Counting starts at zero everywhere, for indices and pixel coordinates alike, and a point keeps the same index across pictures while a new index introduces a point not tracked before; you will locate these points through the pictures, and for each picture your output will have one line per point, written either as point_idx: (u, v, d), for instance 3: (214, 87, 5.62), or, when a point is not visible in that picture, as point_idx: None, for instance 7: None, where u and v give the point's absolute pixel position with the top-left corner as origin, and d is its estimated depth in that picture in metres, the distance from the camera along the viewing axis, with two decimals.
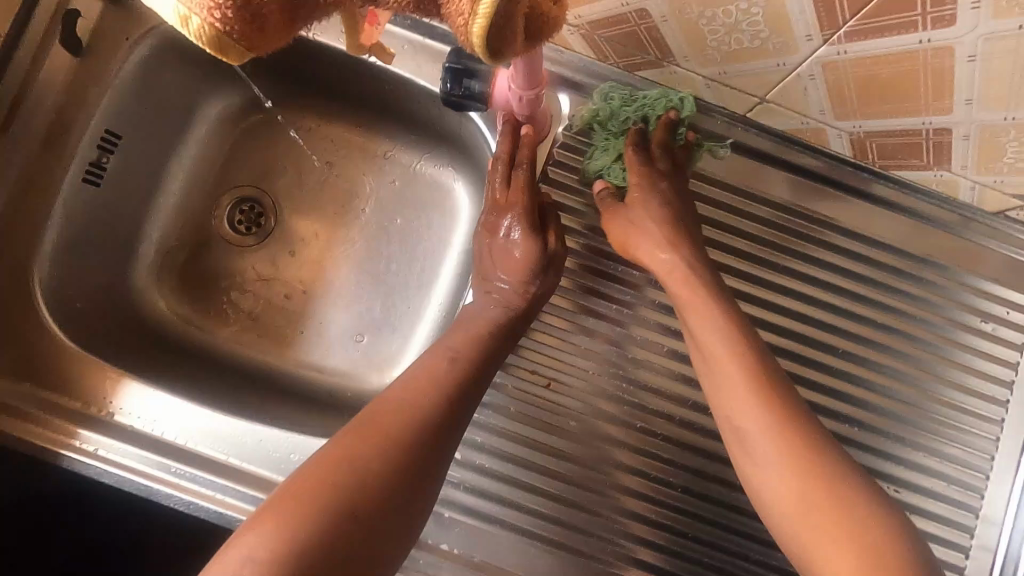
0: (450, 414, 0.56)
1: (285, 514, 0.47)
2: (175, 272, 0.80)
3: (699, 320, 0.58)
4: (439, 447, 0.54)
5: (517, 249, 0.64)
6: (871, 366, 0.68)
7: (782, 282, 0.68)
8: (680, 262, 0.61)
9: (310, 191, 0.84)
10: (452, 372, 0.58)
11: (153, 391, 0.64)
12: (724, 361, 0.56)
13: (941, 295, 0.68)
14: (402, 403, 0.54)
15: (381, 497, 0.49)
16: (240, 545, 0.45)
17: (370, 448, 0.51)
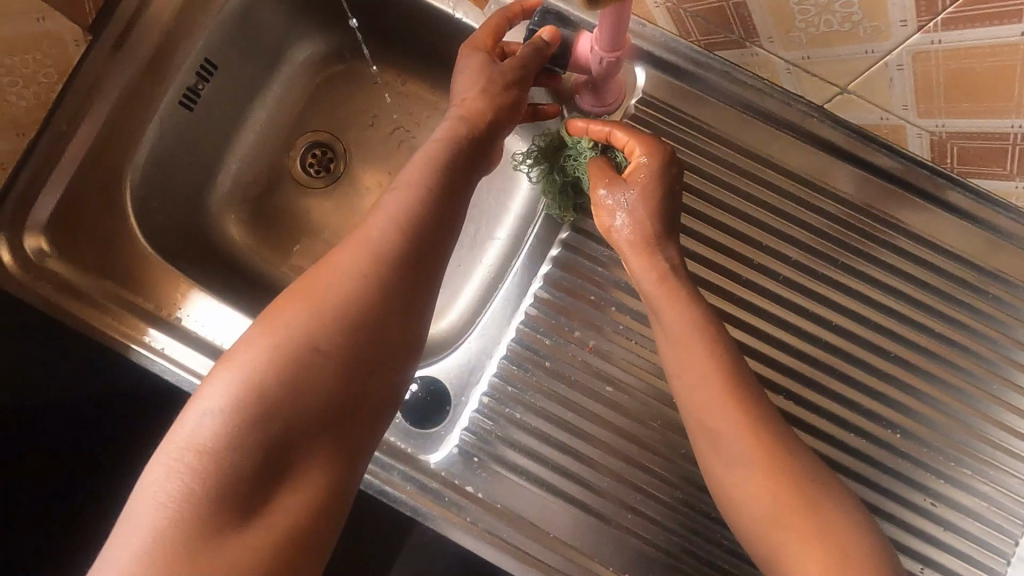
0: (430, 248, 0.53)
1: (277, 333, 0.47)
2: (245, 201, 0.84)
3: (678, 327, 0.56)
4: (422, 283, 0.52)
5: (475, 63, 0.63)
6: (922, 374, 0.66)
7: (839, 278, 0.68)
8: (659, 264, 0.59)
9: (379, 142, 0.87)
10: (435, 202, 0.54)
11: (216, 303, 0.69)
12: (702, 377, 0.53)
13: (1003, 311, 0.66)
14: (383, 222, 0.52)
15: (362, 336, 0.48)
16: (233, 362, 0.46)
17: (341, 288, 0.49)
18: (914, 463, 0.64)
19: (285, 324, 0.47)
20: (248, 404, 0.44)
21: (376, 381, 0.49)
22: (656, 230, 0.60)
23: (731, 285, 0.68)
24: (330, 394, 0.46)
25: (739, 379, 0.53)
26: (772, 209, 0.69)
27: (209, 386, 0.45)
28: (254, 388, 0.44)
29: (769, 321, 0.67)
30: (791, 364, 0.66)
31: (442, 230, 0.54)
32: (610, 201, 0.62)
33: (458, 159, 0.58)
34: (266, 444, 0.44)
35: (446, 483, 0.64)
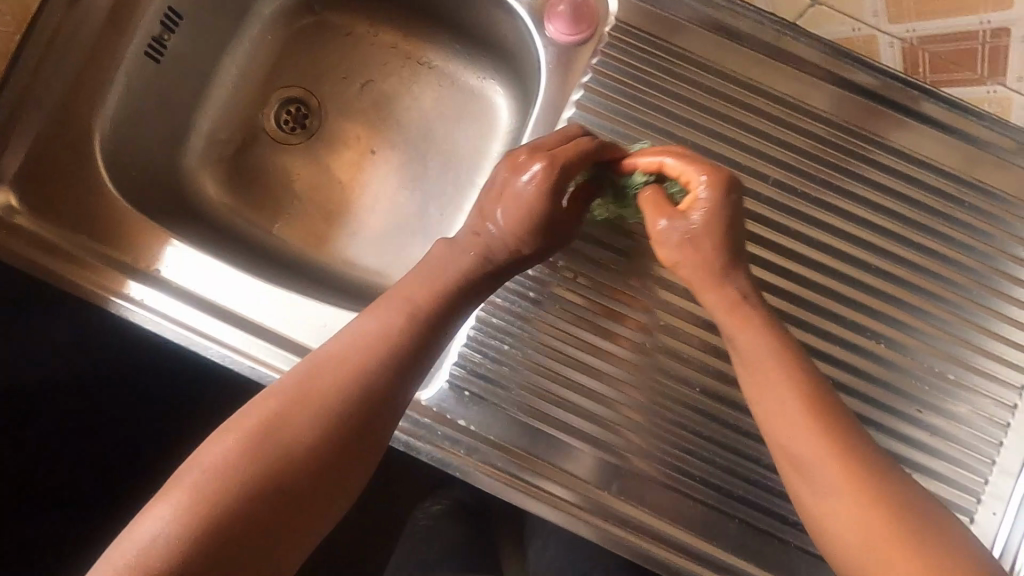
0: (397, 368, 0.53)
1: (217, 467, 0.47)
2: (220, 161, 0.83)
3: (752, 355, 0.54)
4: (371, 430, 0.51)
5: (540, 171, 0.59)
6: (903, 285, 0.66)
7: (819, 195, 0.68)
8: (729, 295, 0.56)
9: (354, 95, 0.86)
10: (396, 343, 0.54)
11: (197, 253, 0.67)
12: (784, 399, 0.52)
13: (982, 220, 0.68)
14: (341, 356, 0.53)
15: (307, 456, 0.48)
16: (171, 495, 0.46)
17: (297, 409, 0.50)
18: (900, 372, 0.65)
19: (225, 459, 0.47)
20: (193, 520, 0.44)
21: (307, 521, 0.48)
22: (722, 265, 0.57)
23: None
24: (269, 517, 0.46)
25: (828, 407, 0.51)
26: (753, 131, 0.68)
27: (164, 498, 0.46)
28: (199, 509, 0.45)
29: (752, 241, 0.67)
30: (775, 282, 0.66)
31: (414, 350, 0.54)
32: (677, 227, 0.57)
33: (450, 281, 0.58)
34: (204, 558, 0.44)
35: (440, 418, 0.64)
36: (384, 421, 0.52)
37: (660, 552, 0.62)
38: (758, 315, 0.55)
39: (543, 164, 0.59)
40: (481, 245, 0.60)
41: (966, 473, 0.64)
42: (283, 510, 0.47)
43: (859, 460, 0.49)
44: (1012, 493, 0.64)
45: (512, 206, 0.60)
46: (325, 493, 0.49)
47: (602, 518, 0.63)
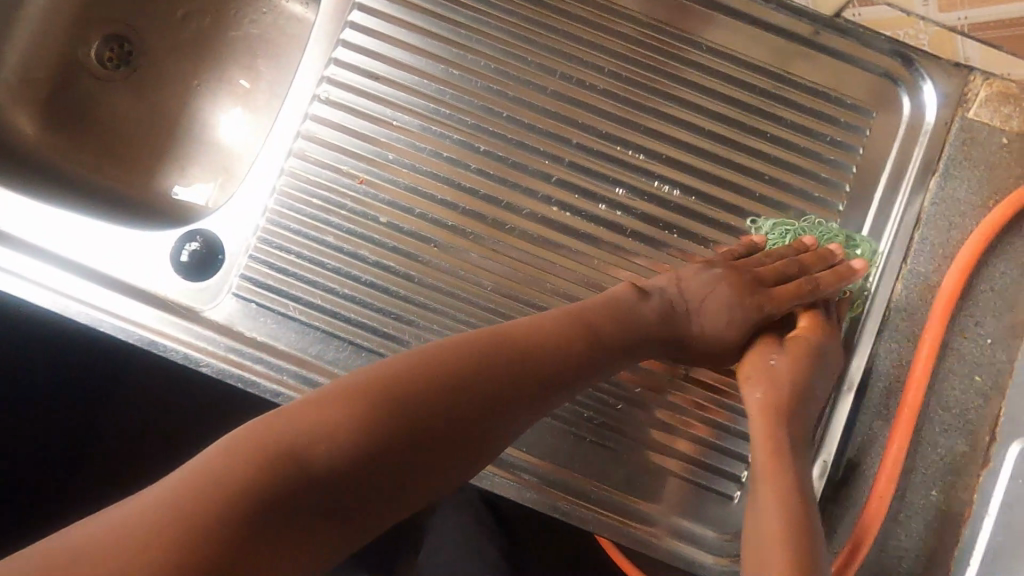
0: (520, 410, 0.48)
1: (359, 404, 0.43)
2: (39, 100, 0.81)
3: (774, 462, 0.49)
4: (482, 437, 0.46)
5: (721, 273, 0.56)
6: (701, 176, 0.64)
7: (613, 87, 0.65)
8: (782, 418, 0.51)
9: (177, 30, 0.84)
10: (569, 344, 0.50)
11: None
12: (778, 511, 0.46)
13: (783, 106, 0.65)
14: (534, 344, 0.50)
15: (397, 466, 0.43)
16: (312, 409, 0.42)
17: (419, 413, 0.44)
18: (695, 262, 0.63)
19: (369, 400, 0.43)
20: (298, 455, 0.41)
21: (379, 506, 0.43)
22: (787, 409, 0.52)
23: (497, 102, 0.65)
24: (335, 501, 0.41)
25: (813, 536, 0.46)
26: (544, 25, 0.66)
27: (331, 403, 0.43)
28: (330, 438, 0.41)
29: (539, 135, 0.64)
30: (565, 176, 0.64)
31: (549, 390, 0.49)
32: (759, 364, 0.55)
33: (719, 303, 0.55)
34: (273, 499, 0.39)
35: (224, 330, 0.62)
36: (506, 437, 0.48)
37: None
38: (787, 452, 0.49)
39: (731, 275, 0.56)
40: (671, 315, 0.55)
41: None
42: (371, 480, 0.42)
43: None
44: None
45: (729, 307, 0.55)
46: (414, 483, 0.44)
47: None
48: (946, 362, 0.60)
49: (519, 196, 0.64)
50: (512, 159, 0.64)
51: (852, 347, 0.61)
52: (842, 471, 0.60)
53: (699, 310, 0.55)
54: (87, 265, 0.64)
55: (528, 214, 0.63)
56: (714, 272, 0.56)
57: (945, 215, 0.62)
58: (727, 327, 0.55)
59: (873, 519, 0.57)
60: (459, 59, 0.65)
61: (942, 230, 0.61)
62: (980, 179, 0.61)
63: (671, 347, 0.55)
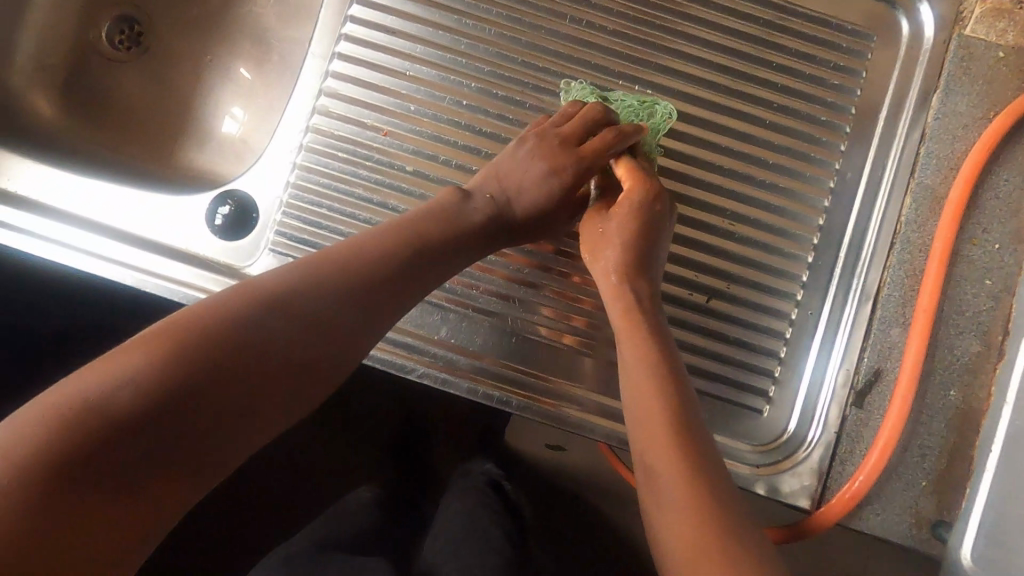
0: (374, 300, 0.49)
1: (202, 322, 0.43)
2: (55, 84, 0.82)
3: (629, 333, 0.52)
4: (347, 332, 0.47)
5: (533, 149, 0.58)
6: (713, 109, 0.66)
7: (623, 28, 0.67)
8: (626, 286, 0.54)
9: (186, 7, 0.85)
10: (412, 245, 0.52)
11: (34, 163, 0.69)
12: (642, 380, 0.49)
13: (786, 37, 0.68)
14: (380, 245, 0.51)
15: (245, 366, 0.43)
16: (145, 342, 0.41)
17: (280, 316, 0.45)
18: (712, 192, 0.66)
19: (213, 318, 0.43)
20: (135, 381, 0.39)
21: (255, 411, 0.43)
22: (630, 268, 0.55)
23: (511, 49, 0.67)
24: (185, 414, 0.40)
25: (678, 396, 0.48)
26: None
27: (159, 334, 0.42)
28: (174, 360, 0.40)
29: (553, 78, 0.66)
30: None
31: (409, 272, 0.51)
32: (594, 236, 0.58)
33: (536, 187, 0.58)
34: (108, 438, 0.38)
35: None
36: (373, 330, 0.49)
37: (487, 387, 0.64)
38: (638, 317, 0.53)
39: (546, 155, 0.58)
40: (493, 208, 0.58)
41: (778, 278, 0.65)
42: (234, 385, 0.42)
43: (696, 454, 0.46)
44: (825, 292, 0.65)
45: (545, 182, 0.58)
46: (285, 385, 0.44)
47: (431, 363, 0.64)
48: (958, 269, 0.62)
49: None
50: (530, 103, 0.66)
51: (867, 263, 0.64)
52: (864, 379, 0.62)
53: (512, 194, 0.58)
54: (128, 232, 0.66)
55: None
56: (529, 155, 0.58)
57: (949, 129, 0.64)
58: (553, 201, 0.59)
59: (897, 417, 0.59)
60: (471, 10, 0.67)
61: (947, 143, 0.64)
62: (981, 92, 0.63)
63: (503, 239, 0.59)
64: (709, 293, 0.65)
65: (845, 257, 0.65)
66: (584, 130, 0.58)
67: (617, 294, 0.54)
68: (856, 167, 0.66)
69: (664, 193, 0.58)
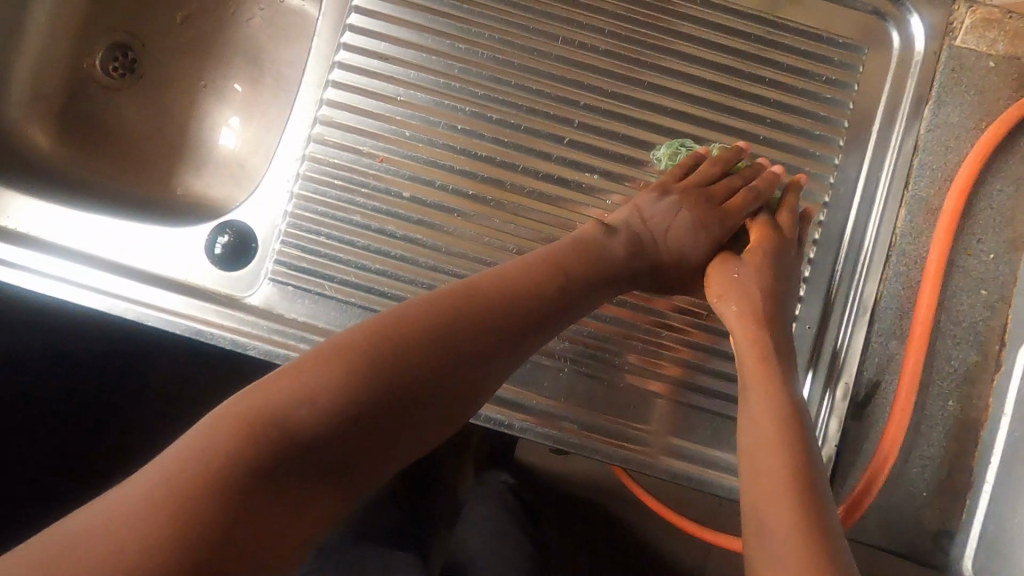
0: (509, 339, 0.51)
1: (362, 352, 0.45)
2: (51, 115, 0.83)
3: (750, 364, 0.53)
4: (481, 372, 0.49)
5: (678, 200, 0.60)
6: (706, 125, 0.67)
7: (614, 47, 0.68)
8: (754, 330, 0.55)
9: (179, 33, 0.86)
10: (543, 282, 0.53)
11: (28, 200, 0.69)
12: (763, 410, 0.50)
13: (778, 51, 0.68)
14: (517, 283, 0.53)
15: (382, 413, 0.45)
16: (316, 363, 0.45)
17: (426, 354, 0.47)
18: None
19: (371, 347, 0.46)
20: (305, 406, 0.43)
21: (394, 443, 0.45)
22: (760, 311, 0.56)
23: (503, 71, 0.67)
24: (341, 444, 0.43)
25: (799, 430, 0.49)
26: None
27: (327, 357, 0.45)
28: (341, 386, 0.44)
29: (547, 100, 0.67)
30: (576, 137, 0.66)
31: (542, 311, 0.53)
32: (723, 276, 0.58)
33: (663, 231, 0.59)
34: (270, 461, 0.41)
35: (265, 313, 0.65)
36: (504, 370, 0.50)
37: (490, 411, 0.64)
38: (768, 354, 0.53)
39: (681, 200, 0.60)
40: (635, 250, 0.58)
41: None
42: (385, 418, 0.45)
43: (810, 484, 0.45)
44: (823, 306, 0.65)
45: (689, 233, 0.59)
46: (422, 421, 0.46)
47: None
48: (955, 279, 0.63)
49: (534, 159, 0.66)
50: (524, 125, 0.66)
51: (864, 275, 0.64)
52: (864, 391, 0.63)
53: (654, 236, 0.59)
54: (130, 265, 0.67)
55: (545, 176, 0.66)
56: (668, 199, 0.60)
57: (942, 140, 0.64)
58: (688, 249, 0.59)
59: (898, 429, 0.60)
60: (462, 33, 0.67)
61: (939, 154, 0.64)
62: (972, 103, 0.64)
63: (641, 279, 0.59)
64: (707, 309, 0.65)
65: (842, 270, 0.65)
66: (758, 190, 0.61)
67: (743, 337, 0.55)
68: (850, 179, 0.66)
69: (795, 262, 0.60)
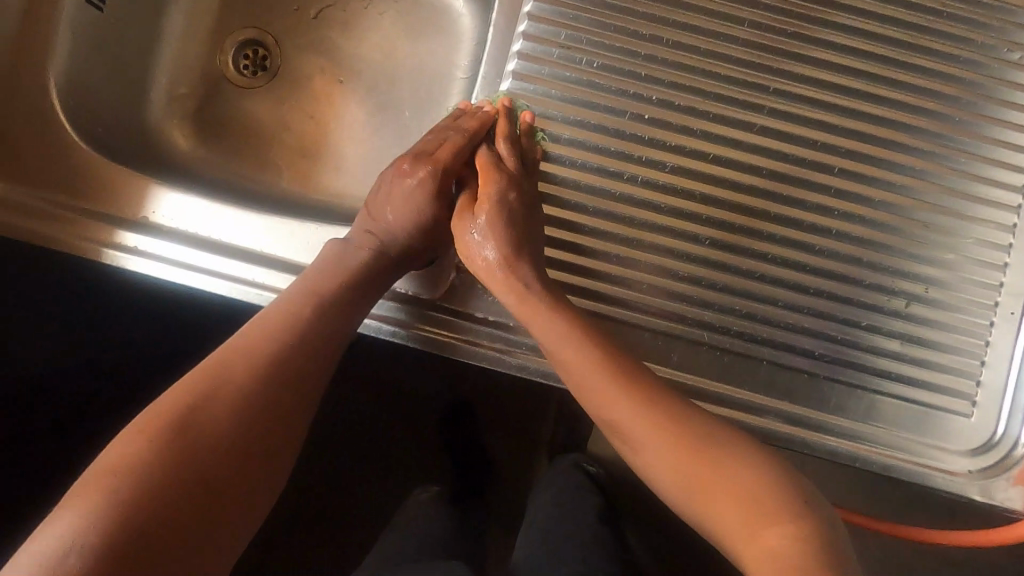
0: (325, 323, 0.55)
1: (187, 396, 0.47)
2: (188, 117, 0.81)
3: (547, 326, 0.56)
4: (318, 351, 0.53)
5: (400, 176, 0.62)
6: (899, 108, 0.66)
7: (802, 30, 0.67)
8: (514, 275, 0.56)
9: (311, 28, 0.84)
10: (335, 282, 0.57)
11: (186, 197, 0.66)
12: (587, 375, 0.54)
13: (971, 29, 0.68)
14: (309, 285, 0.57)
15: (259, 401, 0.48)
16: (136, 433, 0.44)
17: (242, 362, 0.50)
18: (904, 193, 0.65)
19: (195, 386, 0.47)
20: (161, 463, 0.42)
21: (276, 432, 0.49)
22: (511, 254, 0.57)
23: (691, 58, 0.66)
24: (221, 462, 0.45)
25: (621, 373, 0.54)
26: None
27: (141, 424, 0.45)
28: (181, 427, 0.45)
29: (733, 86, 0.66)
30: (767, 124, 0.65)
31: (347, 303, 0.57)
32: (465, 232, 0.60)
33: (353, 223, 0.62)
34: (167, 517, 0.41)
35: (454, 314, 0.66)
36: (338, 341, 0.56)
37: (551, 367, 0.64)
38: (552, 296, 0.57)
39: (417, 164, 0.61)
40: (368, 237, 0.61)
41: (976, 278, 0.65)
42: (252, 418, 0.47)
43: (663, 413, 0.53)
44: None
45: (414, 199, 0.61)
46: (285, 406, 0.50)
47: None
48: None
49: (724, 148, 0.65)
50: (713, 113, 0.65)
51: None
52: None
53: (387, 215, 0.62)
54: None
55: (735, 164, 0.65)
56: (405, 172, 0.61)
57: None
58: (435, 219, 0.63)
59: None
60: (646, 20, 0.66)
61: None
62: None
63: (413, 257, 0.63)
64: (905, 297, 0.64)
65: None
66: (465, 129, 0.62)
67: (501, 284, 0.57)
68: None
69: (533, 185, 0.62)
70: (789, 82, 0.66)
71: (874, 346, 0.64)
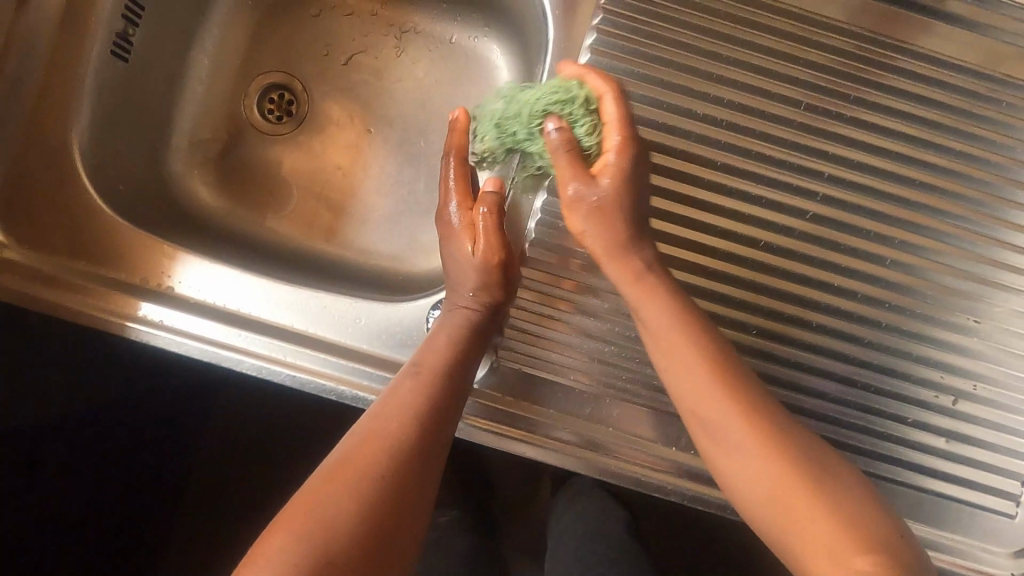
0: (432, 419, 0.51)
1: (309, 517, 0.43)
2: (211, 165, 0.78)
3: (659, 321, 0.53)
4: (430, 454, 0.49)
5: (455, 224, 0.62)
6: (957, 199, 0.64)
7: (857, 113, 0.65)
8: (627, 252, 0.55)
9: (340, 75, 0.81)
10: (442, 371, 0.54)
11: (211, 264, 0.62)
12: (698, 389, 0.50)
13: None
14: (414, 378, 0.53)
15: (380, 521, 0.44)
16: (266, 555, 0.42)
17: (366, 474, 0.46)
18: (957, 288, 0.64)
19: (317, 503, 0.44)
20: None
21: (393, 554, 0.44)
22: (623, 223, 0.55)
23: (744, 139, 0.64)
24: None
25: (767, 414, 0.49)
26: (774, 55, 0.65)
27: (270, 546, 0.42)
28: (304, 557, 0.41)
29: (787, 169, 0.64)
30: (820, 211, 0.64)
31: (452, 395, 0.53)
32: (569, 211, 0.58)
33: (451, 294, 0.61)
34: None
35: (494, 398, 0.63)
36: (447, 438, 0.51)
37: (594, 456, 0.62)
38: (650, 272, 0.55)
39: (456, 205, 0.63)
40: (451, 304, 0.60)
41: None
42: (373, 543, 0.43)
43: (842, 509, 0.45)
44: None
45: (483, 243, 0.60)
46: (402, 524, 0.45)
47: (673, 473, 0.63)
48: None
49: (776, 234, 0.63)
50: (766, 197, 0.63)
51: None
52: None
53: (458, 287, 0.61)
54: (348, 343, 0.62)
55: (783, 250, 0.63)
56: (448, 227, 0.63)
57: None
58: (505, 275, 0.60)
59: None
60: (698, 98, 0.64)
61: None
62: None
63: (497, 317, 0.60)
64: (954, 395, 0.63)
65: None
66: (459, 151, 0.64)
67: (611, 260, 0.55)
68: None
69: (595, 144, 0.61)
70: (845, 167, 0.64)
71: (919, 443, 0.63)
